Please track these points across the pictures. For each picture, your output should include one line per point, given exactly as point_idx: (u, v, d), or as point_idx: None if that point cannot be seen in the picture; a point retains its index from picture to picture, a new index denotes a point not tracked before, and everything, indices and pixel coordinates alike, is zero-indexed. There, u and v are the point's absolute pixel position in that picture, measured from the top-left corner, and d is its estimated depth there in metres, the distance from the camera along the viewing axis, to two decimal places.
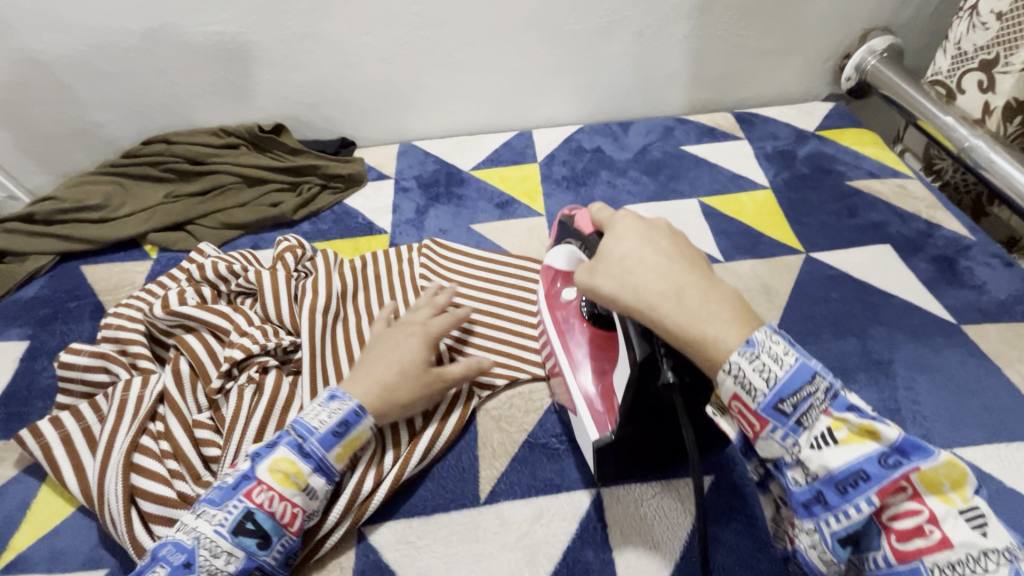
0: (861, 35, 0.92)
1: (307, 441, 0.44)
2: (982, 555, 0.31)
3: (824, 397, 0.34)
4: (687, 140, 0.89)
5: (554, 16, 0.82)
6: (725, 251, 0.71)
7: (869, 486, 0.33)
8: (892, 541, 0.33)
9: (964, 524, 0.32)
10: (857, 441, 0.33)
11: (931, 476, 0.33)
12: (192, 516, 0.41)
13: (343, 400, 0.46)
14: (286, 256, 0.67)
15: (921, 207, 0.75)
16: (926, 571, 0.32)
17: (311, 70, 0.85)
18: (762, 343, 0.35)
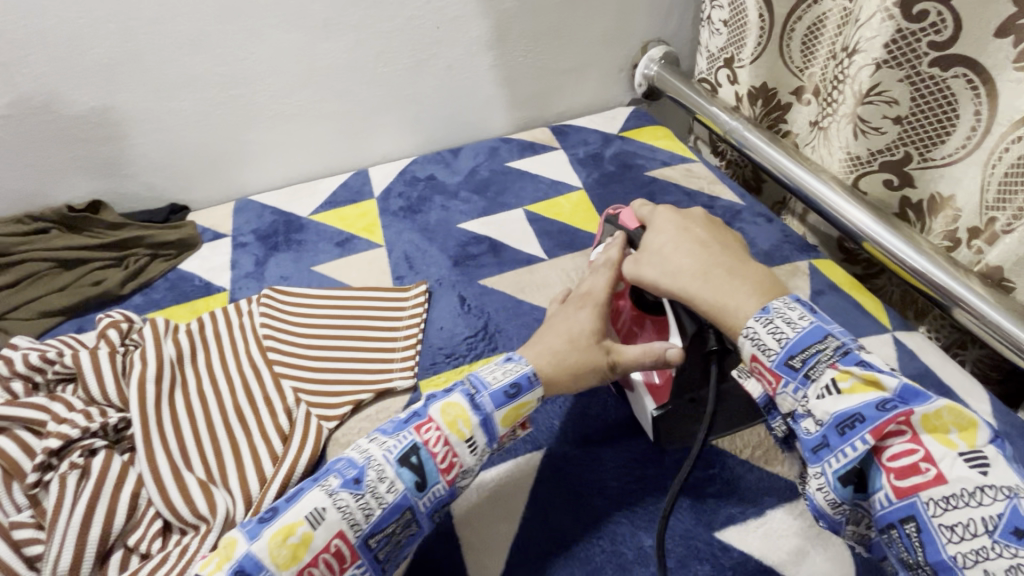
0: (641, 48, 1.07)
1: (479, 393, 0.48)
2: (978, 490, 0.36)
3: (834, 354, 0.42)
4: (511, 156, 0.98)
5: (362, 62, 0.87)
6: (548, 250, 0.79)
7: (869, 427, 0.39)
8: (891, 478, 0.38)
9: (957, 462, 0.37)
10: (863, 389, 0.40)
11: (940, 423, 0.39)
12: (367, 441, 0.47)
13: (518, 364, 0.50)
14: (109, 332, 0.65)
15: (704, 184, 0.88)
16: (920, 508, 0.37)
17: (121, 142, 0.83)
18: (777, 310, 0.45)
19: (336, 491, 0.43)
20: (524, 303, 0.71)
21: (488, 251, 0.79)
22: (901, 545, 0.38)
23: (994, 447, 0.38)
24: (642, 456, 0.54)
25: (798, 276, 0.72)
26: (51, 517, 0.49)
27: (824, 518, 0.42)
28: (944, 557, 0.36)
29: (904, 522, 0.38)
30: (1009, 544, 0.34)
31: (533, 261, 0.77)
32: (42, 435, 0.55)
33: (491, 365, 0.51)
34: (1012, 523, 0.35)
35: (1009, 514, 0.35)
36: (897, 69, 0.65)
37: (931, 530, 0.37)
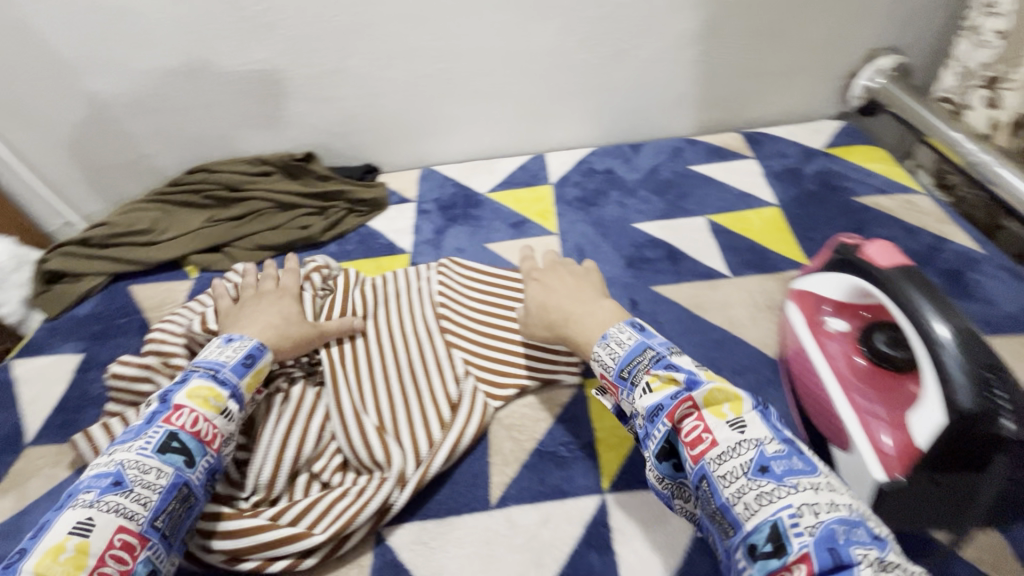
0: (867, 55, 0.93)
1: (219, 372, 0.50)
2: (739, 443, 0.37)
3: (649, 360, 0.45)
4: (696, 160, 0.92)
5: (565, 46, 0.86)
6: (732, 267, 0.73)
7: (665, 413, 0.40)
8: (687, 450, 0.38)
9: (727, 427, 0.38)
10: (665, 386, 0.42)
11: (710, 397, 0.40)
12: (105, 457, 0.43)
13: (244, 340, 0.54)
14: (314, 275, 0.72)
15: (930, 222, 0.76)
16: (707, 469, 0.36)
17: (338, 102, 0.91)
18: (612, 335, 0.49)
19: (95, 501, 0.39)
20: (701, 320, 0.66)
21: (664, 258, 0.75)
22: (703, 501, 0.37)
23: (754, 412, 0.39)
24: None
25: None
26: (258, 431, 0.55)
27: (658, 496, 0.43)
28: (726, 505, 0.35)
29: (699, 484, 0.37)
30: (762, 482, 0.34)
31: (714, 276, 0.72)
32: None
33: (213, 346, 0.53)
34: (760, 462, 0.35)
35: (759, 456, 0.36)
36: None
37: (716, 486, 0.36)
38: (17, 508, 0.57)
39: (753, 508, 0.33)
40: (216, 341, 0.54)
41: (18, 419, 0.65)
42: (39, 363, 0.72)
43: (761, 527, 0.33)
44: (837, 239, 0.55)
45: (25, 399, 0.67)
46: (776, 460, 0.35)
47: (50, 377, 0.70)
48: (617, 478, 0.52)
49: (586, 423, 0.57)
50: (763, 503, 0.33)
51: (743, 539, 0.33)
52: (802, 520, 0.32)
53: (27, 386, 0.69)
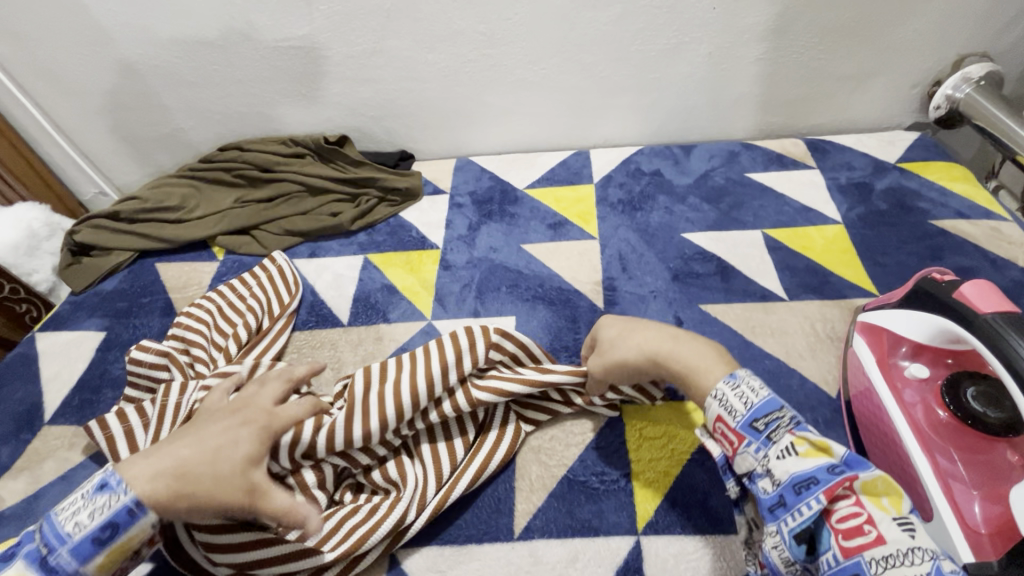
0: (954, 62, 0.85)
1: (54, 553, 0.37)
2: (909, 550, 0.32)
3: (790, 422, 0.39)
4: (753, 167, 0.85)
5: (620, 36, 0.80)
6: (788, 289, 0.67)
7: (822, 489, 0.35)
8: (839, 540, 0.34)
9: (896, 527, 0.33)
10: (816, 455, 0.37)
11: (872, 486, 0.36)
12: None
13: (115, 495, 0.39)
14: None
15: (1018, 253, 0.68)
16: (865, 570, 0.32)
17: (376, 85, 0.87)
18: (742, 377, 0.42)
19: None
20: (754, 346, 0.61)
21: (714, 273, 0.70)
22: None
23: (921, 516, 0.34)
24: None
25: None
26: None
27: (770, 573, 0.38)
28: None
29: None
30: None
31: (768, 298, 0.66)
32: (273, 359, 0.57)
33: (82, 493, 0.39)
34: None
35: (935, 572, 0.31)
36: None
37: None
38: (30, 490, 0.55)
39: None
40: (88, 484, 0.39)
41: (38, 396, 0.64)
42: (62, 338, 0.70)
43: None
44: (925, 272, 0.49)
45: (46, 375, 0.66)
46: None
47: (71, 353, 0.68)
48: (653, 519, 0.48)
49: (621, 452, 0.52)
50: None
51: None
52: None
53: (49, 362, 0.68)
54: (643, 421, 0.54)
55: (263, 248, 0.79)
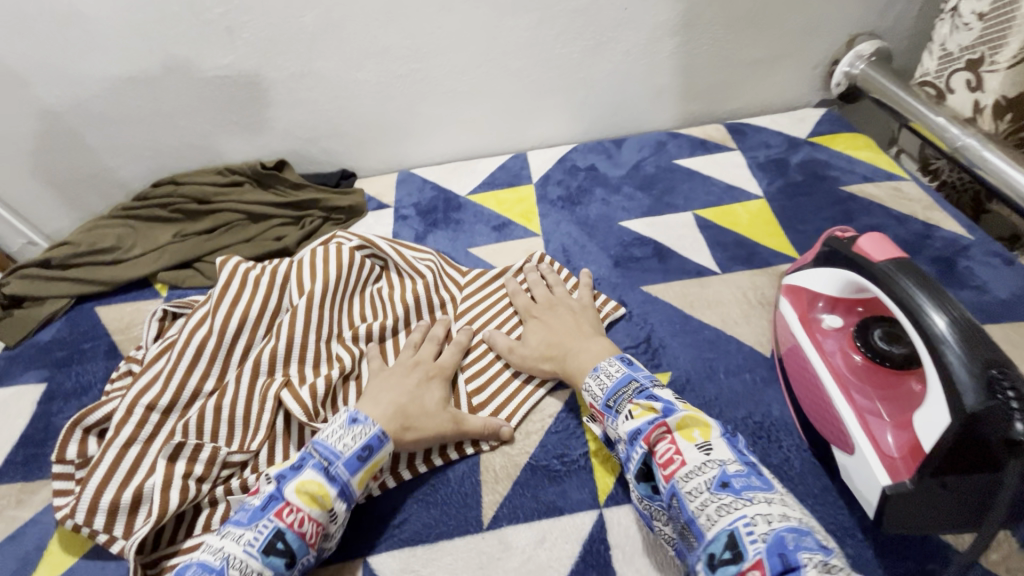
0: (848, 41, 0.92)
1: (333, 464, 0.46)
2: (705, 464, 0.41)
3: (633, 392, 0.49)
4: (680, 154, 0.90)
5: (542, 41, 0.84)
6: (720, 263, 0.71)
7: (642, 437, 0.44)
8: (661, 470, 0.42)
9: (697, 451, 0.42)
10: (645, 414, 0.46)
11: (683, 424, 0.44)
12: (217, 537, 0.43)
13: (366, 425, 0.48)
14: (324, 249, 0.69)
15: (918, 209, 0.75)
16: (677, 487, 0.40)
17: (309, 107, 0.88)
18: (602, 368, 0.52)
19: None
20: (693, 319, 0.65)
21: (652, 256, 0.74)
22: (674, 518, 0.41)
23: (721, 438, 0.43)
24: (845, 531, 0.46)
25: None
26: (218, 351, 0.60)
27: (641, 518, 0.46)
28: (692, 519, 0.39)
29: (671, 502, 0.41)
30: (723, 496, 0.38)
31: (703, 273, 0.70)
32: (259, 314, 0.63)
33: (334, 425, 0.49)
34: (721, 479, 0.40)
35: (722, 474, 0.40)
36: None
37: (684, 499, 0.40)
38: None
39: (712, 519, 0.38)
40: (340, 418, 0.49)
41: None
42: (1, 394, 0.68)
43: (719, 536, 0.36)
44: (829, 232, 0.53)
45: None
46: (736, 478, 0.40)
47: (11, 409, 0.66)
48: (613, 491, 0.50)
49: (579, 433, 0.55)
50: (721, 514, 0.37)
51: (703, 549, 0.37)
52: (757, 528, 0.36)
53: None
54: None
55: (206, 279, 0.78)
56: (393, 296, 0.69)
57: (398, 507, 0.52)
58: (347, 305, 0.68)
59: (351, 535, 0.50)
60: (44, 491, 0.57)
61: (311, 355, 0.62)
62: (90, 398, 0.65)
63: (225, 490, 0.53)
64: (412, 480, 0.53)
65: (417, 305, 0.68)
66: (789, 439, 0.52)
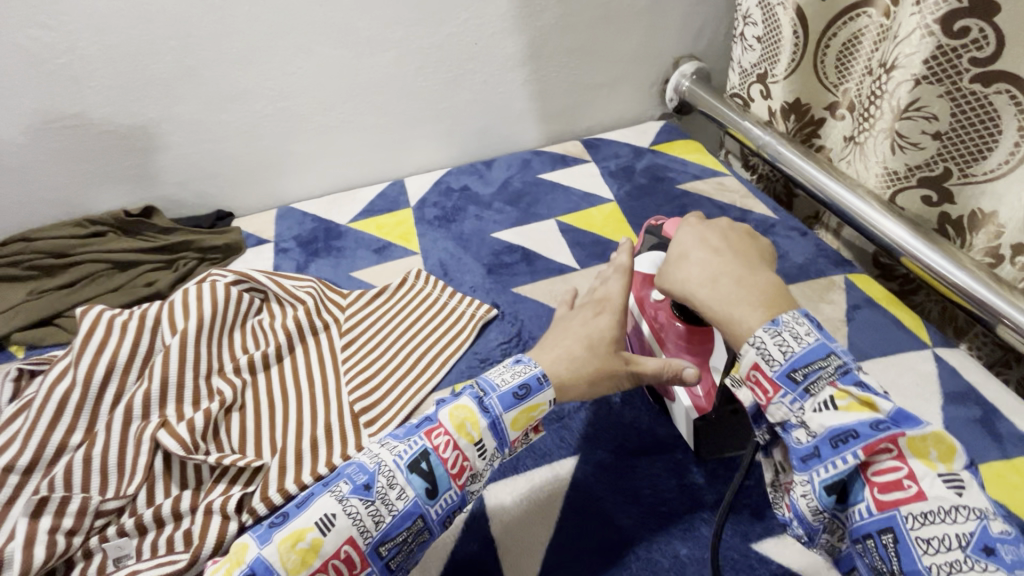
0: (672, 63, 1.08)
1: (488, 396, 0.49)
2: (954, 509, 0.37)
3: (835, 370, 0.42)
4: (543, 169, 1.00)
5: (402, 76, 0.90)
6: (580, 260, 0.80)
7: (858, 442, 0.39)
8: (875, 493, 0.39)
9: (940, 481, 0.38)
10: (857, 408, 0.40)
11: (921, 444, 0.40)
12: (377, 447, 0.48)
13: (527, 367, 0.51)
14: (198, 287, 0.70)
15: (736, 198, 0.88)
16: (899, 523, 0.38)
17: (175, 150, 0.87)
18: (785, 322, 0.44)
19: (347, 497, 0.44)
20: None
21: (521, 260, 0.81)
22: (871, 553, 0.39)
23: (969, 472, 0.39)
24: (677, 468, 0.56)
25: (834, 290, 0.72)
26: (84, 401, 0.59)
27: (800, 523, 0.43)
28: (915, 563, 0.37)
29: (880, 535, 0.39)
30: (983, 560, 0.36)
31: (566, 271, 0.79)
32: (128, 358, 0.62)
33: (499, 366, 0.53)
34: (982, 542, 0.36)
35: (982, 534, 0.36)
36: (936, 85, 0.65)
37: (909, 544, 0.37)
38: None
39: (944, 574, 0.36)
40: (504, 362, 0.53)
41: None
42: None
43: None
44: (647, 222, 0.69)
45: None
46: (1004, 546, 0.36)
47: None
48: (490, 471, 0.57)
49: None
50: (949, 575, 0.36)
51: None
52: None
53: None
54: None
55: (69, 334, 0.74)
56: (273, 325, 0.71)
57: None
58: (227, 340, 0.68)
59: None
60: None
61: (189, 393, 0.62)
62: None
63: (102, 538, 0.52)
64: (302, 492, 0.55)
65: (299, 331, 0.70)
66: (637, 400, 0.61)
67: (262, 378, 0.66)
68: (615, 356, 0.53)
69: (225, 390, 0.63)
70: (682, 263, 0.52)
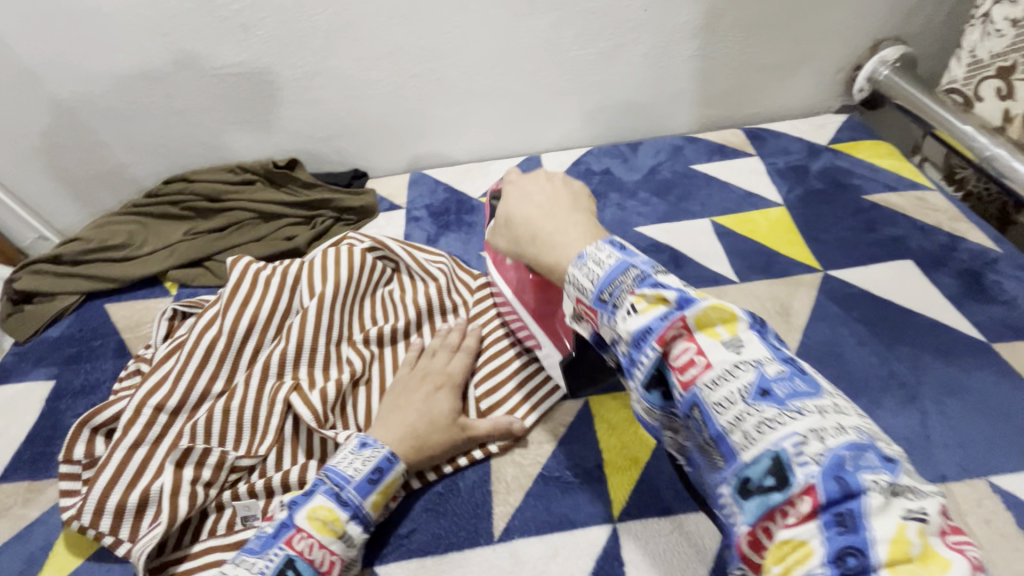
0: (872, 46, 0.90)
1: (344, 489, 0.46)
2: (734, 366, 0.31)
3: (632, 279, 0.36)
4: (697, 159, 0.88)
5: (557, 42, 0.82)
6: (739, 272, 0.70)
7: (654, 337, 0.33)
8: (676, 376, 0.32)
9: (724, 350, 0.32)
10: (654, 306, 0.34)
11: (702, 318, 0.33)
12: (232, 565, 0.42)
13: (375, 448, 0.48)
14: (338, 250, 0.68)
15: (943, 219, 0.72)
16: (699, 396, 0.31)
17: (323, 105, 0.87)
18: (589, 255, 0.39)
19: None
20: None
21: (667, 263, 0.72)
22: (694, 429, 0.32)
23: (753, 332, 0.33)
24: None
25: None
26: (226, 352, 0.60)
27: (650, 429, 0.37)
28: (721, 435, 0.30)
29: (690, 413, 0.32)
30: (762, 407, 0.29)
31: (721, 282, 0.69)
32: (269, 315, 0.62)
33: (344, 451, 0.49)
34: (761, 386, 0.30)
35: (759, 379, 0.30)
36: None
37: (710, 412, 0.30)
38: None
39: (753, 437, 0.28)
40: (349, 445, 0.49)
41: None
42: (10, 390, 0.67)
43: (761, 459, 0.28)
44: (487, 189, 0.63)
45: None
46: (778, 383, 0.30)
47: (19, 406, 0.65)
48: (628, 505, 0.49)
49: (593, 443, 0.54)
50: (764, 431, 0.28)
51: (733, 473, 0.29)
52: (807, 447, 0.27)
53: None
54: (609, 410, 0.56)
55: (216, 278, 0.77)
56: (403, 299, 0.68)
57: (406, 519, 0.51)
58: (358, 307, 0.67)
59: None
60: (50, 490, 0.57)
61: (321, 358, 0.61)
62: (99, 396, 0.65)
63: (233, 495, 0.53)
64: (422, 490, 0.52)
65: (428, 308, 0.67)
66: None
67: (389, 352, 0.64)
68: (449, 426, 0.52)
69: (354, 360, 0.61)
70: (513, 229, 0.48)
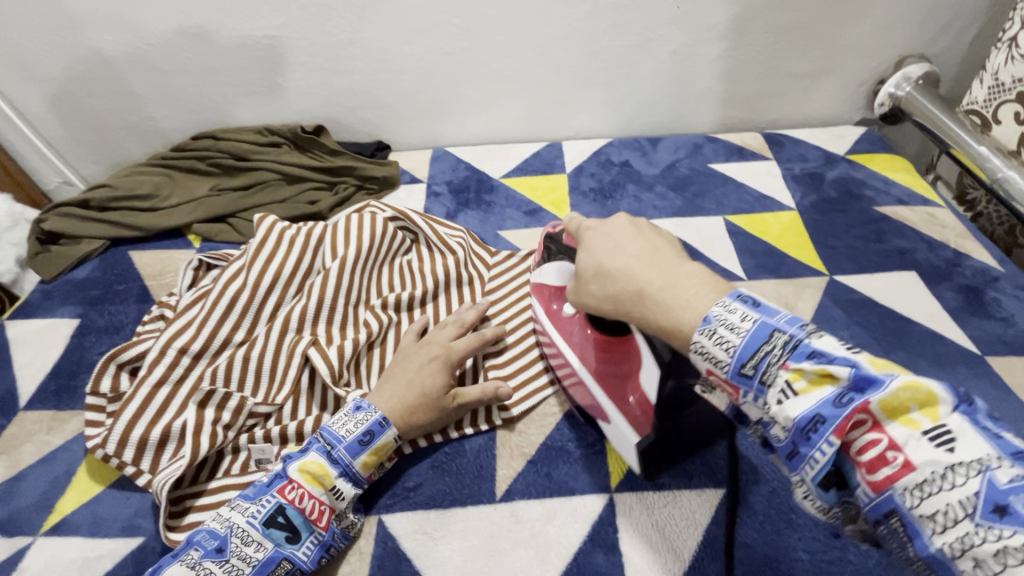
0: (896, 62, 0.91)
1: (335, 448, 0.47)
2: (948, 470, 0.28)
3: (782, 350, 0.33)
4: (715, 158, 0.90)
5: (590, 32, 0.84)
6: (748, 270, 0.72)
7: (831, 429, 0.30)
8: (864, 475, 0.30)
9: (925, 444, 0.29)
10: (818, 387, 0.32)
11: (889, 403, 0.30)
12: (227, 507, 0.45)
13: (369, 412, 0.50)
14: (364, 214, 0.70)
15: (950, 236, 0.74)
16: (899, 502, 0.29)
17: (352, 75, 0.88)
18: (718, 317, 0.35)
19: (198, 564, 0.41)
20: None
21: None
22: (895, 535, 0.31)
23: (960, 417, 0.29)
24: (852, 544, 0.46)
25: None
26: (251, 302, 0.62)
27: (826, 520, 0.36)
28: (925, 542, 0.28)
29: (887, 518, 0.30)
30: (985, 524, 0.26)
31: (729, 278, 0.71)
32: (293, 271, 0.64)
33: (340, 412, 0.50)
34: (993, 499, 0.26)
35: (986, 490, 0.27)
36: None
37: (916, 520, 0.29)
38: (10, 473, 0.55)
39: (969, 550, 0.27)
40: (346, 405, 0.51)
41: (12, 382, 0.63)
42: (35, 325, 0.69)
43: (979, 574, 0.26)
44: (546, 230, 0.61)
45: (20, 361, 0.65)
46: (1018, 497, 0.26)
47: (45, 340, 0.67)
48: (625, 477, 0.52)
49: (594, 419, 0.56)
50: (978, 547, 0.26)
51: None
52: (1022, 564, 0.25)
53: (22, 348, 0.67)
54: None
55: (239, 235, 0.79)
56: (421, 268, 0.70)
57: (410, 475, 0.53)
58: (376, 273, 0.69)
59: (367, 495, 0.52)
60: (74, 421, 0.59)
61: (339, 317, 0.63)
62: (122, 337, 0.67)
63: (249, 439, 0.55)
64: (428, 448, 0.55)
65: (444, 280, 0.68)
66: None
67: (404, 318, 0.66)
68: (443, 399, 0.52)
69: (369, 322, 0.63)
70: (598, 275, 0.44)
